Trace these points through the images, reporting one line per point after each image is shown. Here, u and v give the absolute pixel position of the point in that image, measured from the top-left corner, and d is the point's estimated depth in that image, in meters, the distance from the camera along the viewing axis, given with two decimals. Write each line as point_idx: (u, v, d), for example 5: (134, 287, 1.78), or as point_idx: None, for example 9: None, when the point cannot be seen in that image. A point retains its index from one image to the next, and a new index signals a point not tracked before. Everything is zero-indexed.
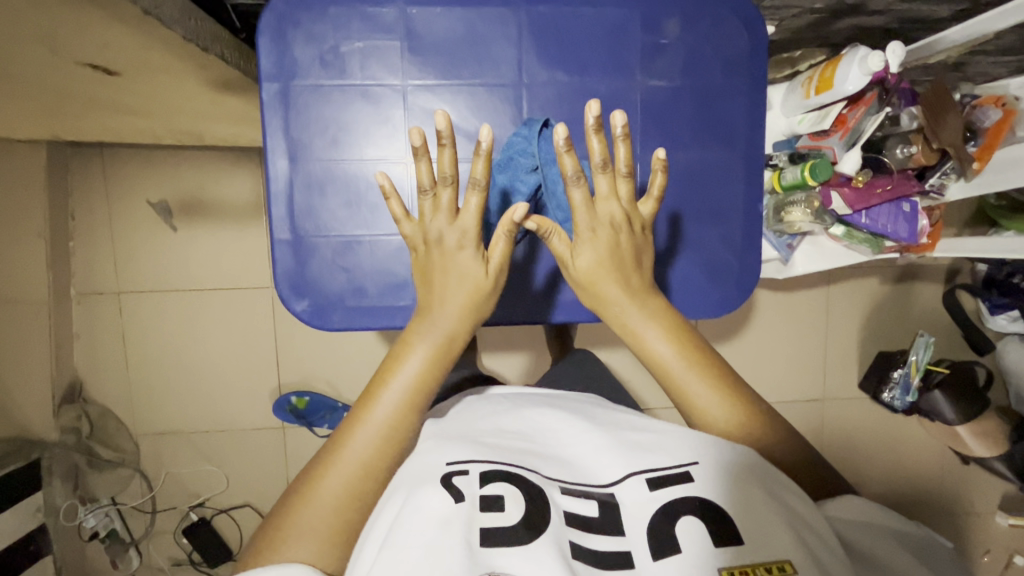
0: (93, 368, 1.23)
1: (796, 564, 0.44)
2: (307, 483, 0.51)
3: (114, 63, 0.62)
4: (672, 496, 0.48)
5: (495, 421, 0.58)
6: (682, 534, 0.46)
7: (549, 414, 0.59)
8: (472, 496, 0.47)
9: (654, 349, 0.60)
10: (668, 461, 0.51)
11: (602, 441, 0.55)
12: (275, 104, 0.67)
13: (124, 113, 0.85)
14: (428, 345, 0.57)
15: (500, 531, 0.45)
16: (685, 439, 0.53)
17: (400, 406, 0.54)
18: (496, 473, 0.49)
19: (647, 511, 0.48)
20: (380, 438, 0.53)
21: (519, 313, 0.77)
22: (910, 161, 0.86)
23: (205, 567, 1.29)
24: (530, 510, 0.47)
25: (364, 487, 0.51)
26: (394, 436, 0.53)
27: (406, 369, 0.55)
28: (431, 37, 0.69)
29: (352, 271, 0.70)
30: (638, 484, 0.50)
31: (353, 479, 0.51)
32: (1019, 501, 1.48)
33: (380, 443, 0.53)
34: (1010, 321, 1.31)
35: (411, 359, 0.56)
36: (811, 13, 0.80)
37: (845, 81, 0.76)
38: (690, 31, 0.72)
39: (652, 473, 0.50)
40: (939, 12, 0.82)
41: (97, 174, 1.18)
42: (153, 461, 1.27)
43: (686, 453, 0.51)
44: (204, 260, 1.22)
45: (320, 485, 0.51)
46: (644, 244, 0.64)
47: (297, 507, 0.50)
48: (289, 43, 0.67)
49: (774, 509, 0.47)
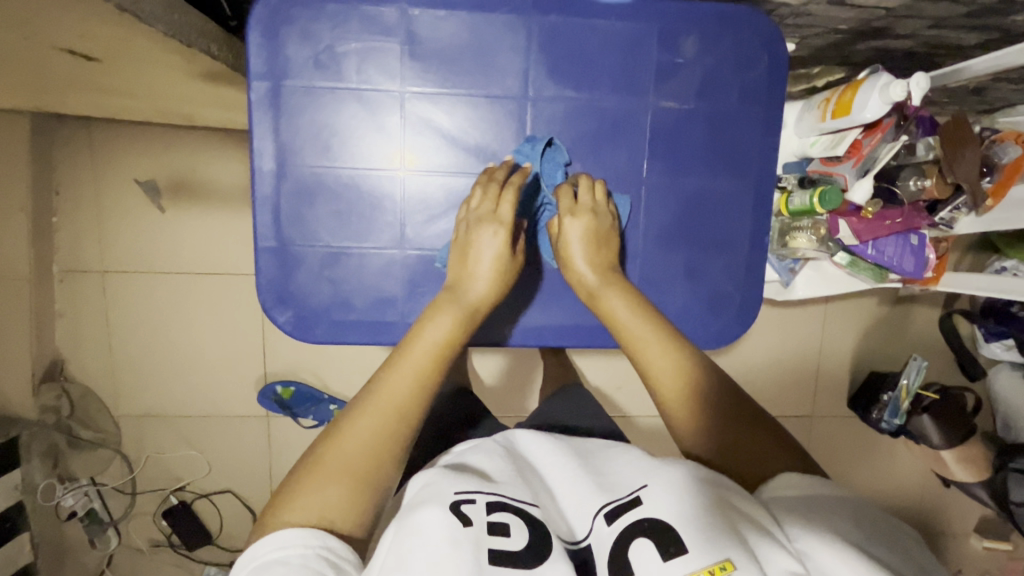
0: (74, 347, 1.21)
1: (735, 561, 0.40)
2: (336, 431, 0.50)
3: (92, 51, 0.59)
4: (629, 523, 0.46)
5: (486, 458, 0.53)
6: (637, 559, 0.44)
7: (538, 443, 0.57)
8: (480, 521, 0.45)
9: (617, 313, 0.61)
10: (620, 491, 0.49)
11: (581, 478, 0.52)
12: (265, 105, 0.64)
13: (108, 93, 0.81)
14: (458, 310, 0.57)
15: (510, 554, 0.43)
16: (635, 469, 0.51)
17: (433, 357, 0.53)
18: (502, 502, 0.47)
19: (605, 549, 0.46)
20: (415, 382, 0.52)
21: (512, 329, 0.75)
22: (922, 194, 0.83)
23: (183, 549, 1.29)
24: (535, 538, 0.45)
25: (395, 433, 0.50)
26: (428, 385, 0.52)
27: (434, 326, 0.55)
28: (434, 43, 0.65)
29: (339, 284, 0.67)
30: (599, 523, 0.48)
31: (384, 423, 0.50)
32: (995, 524, 1.50)
33: (410, 392, 0.51)
34: (1004, 349, 1.32)
35: (443, 317, 0.56)
36: (833, 33, 0.77)
37: (864, 108, 0.73)
38: (708, 51, 0.69)
39: (611, 505, 0.48)
40: (967, 40, 0.78)
41: (83, 149, 1.14)
42: (135, 443, 1.26)
43: (635, 479, 0.49)
44: (192, 243, 1.18)
45: (353, 427, 0.49)
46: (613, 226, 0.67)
47: (324, 455, 0.48)
48: (281, 42, 0.63)
49: (721, 517, 0.44)
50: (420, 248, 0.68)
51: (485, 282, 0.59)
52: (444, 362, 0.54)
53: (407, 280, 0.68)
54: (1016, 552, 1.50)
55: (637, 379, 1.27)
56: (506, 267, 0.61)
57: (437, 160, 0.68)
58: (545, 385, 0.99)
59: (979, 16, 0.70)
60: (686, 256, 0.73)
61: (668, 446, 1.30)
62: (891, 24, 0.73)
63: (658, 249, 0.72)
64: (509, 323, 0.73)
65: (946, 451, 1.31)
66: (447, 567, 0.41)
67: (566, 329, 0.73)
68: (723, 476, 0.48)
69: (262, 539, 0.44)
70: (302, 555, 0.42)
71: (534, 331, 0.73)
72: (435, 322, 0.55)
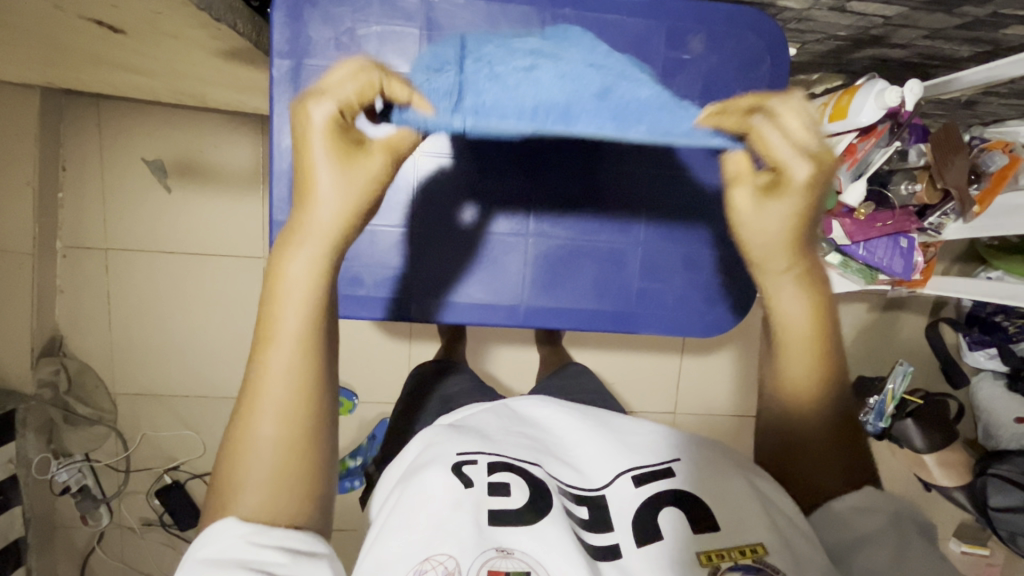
0: (75, 323, 1.21)
1: (768, 547, 0.45)
2: (220, 471, 0.39)
3: (121, 22, 0.60)
4: (657, 491, 0.49)
5: (496, 421, 0.55)
6: (664, 524, 0.47)
7: (550, 410, 0.57)
8: (481, 483, 0.47)
9: (784, 315, 0.50)
10: (651, 458, 0.52)
11: (596, 439, 0.54)
12: (286, 81, 0.66)
13: (126, 70, 0.82)
14: (317, 244, 0.42)
15: (509, 513, 0.45)
16: (659, 441, 0.54)
17: (301, 341, 0.41)
18: (503, 463, 0.49)
19: (629, 509, 0.48)
20: (288, 379, 0.40)
21: (502, 312, 0.74)
22: (913, 198, 0.87)
23: (174, 529, 1.30)
24: (535, 496, 0.47)
25: (298, 433, 0.40)
26: (310, 374, 0.41)
27: (291, 298, 0.41)
28: (453, 31, 0.68)
29: (350, 260, 0.70)
30: (625, 481, 0.50)
31: (283, 428, 0.40)
32: (974, 530, 1.54)
33: (297, 383, 0.40)
34: (987, 357, 1.37)
35: (301, 258, 0.42)
36: (833, 39, 0.80)
37: (859, 112, 0.77)
38: (714, 49, 0.71)
39: (638, 470, 0.51)
40: (960, 52, 0.81)
41: (92, 126, 1.15)
42: (131, 421, 1.26)
43: (667, 451, 0.53)
44: (197, 224, 1.19)
45: (237, 457, 0.39)
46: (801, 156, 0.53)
47: (220, 496, 0.39)
48: (305, 22, 0.65)
49: (748, 495, 0.48)
50: (412, 228, 0.71)
51: (335, 204, 0.43)
52: (315, 338, 0.41)
53: (400, 254, 0.71)
54: (992, 558, 1.53)
55: (632, 374, 1.30)
56: (368, 177, 0.44)
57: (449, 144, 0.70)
58: (542, 373, 1.01)
59: (971, 28, 0.73)
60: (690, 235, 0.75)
61: None
62: (888, 33, 0.76)
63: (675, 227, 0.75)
64: (512, 303, 0.73)
65: (926, 454, 1.35)
66: (451, 527, 0.43)
67: (566, 312, 0.74)
68: (744, 458, 0.53)
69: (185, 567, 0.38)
70: (231, 549, 0.37)
71: (538, 312, 0.74)
72: (287, 288, 0.41)
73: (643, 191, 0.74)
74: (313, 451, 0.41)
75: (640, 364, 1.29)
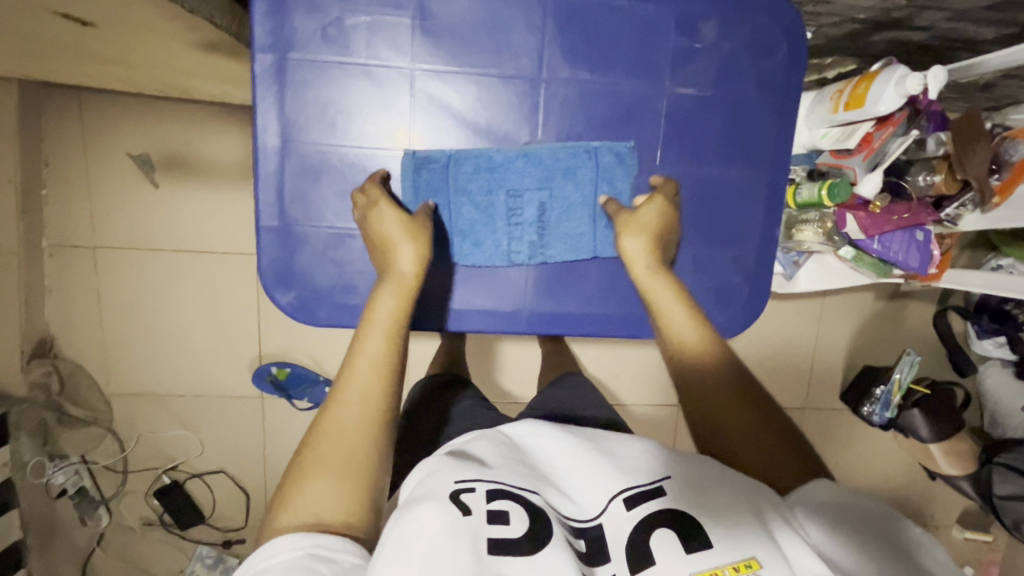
0: (66, 323, 1.18)
1: (760, 560, 0.42)
2: (315, 434, 0.50)
3: (90, 14, 0.56)
4: (645, 513, 0.47)
5: (494, 447, 0.52)
6: (656, 546, 0.44)
7: (548, 434, 0.55)
8: (480, 511, 0.45)
9: (675, 323, 0.60)
10: (640, 478, 0.49)
11: (587, 462, 0.51)
12: (269, 77, 0.61)
13: (104, 62, 0.78)
14: (395, 288, 0.58)
15: (511, 543, 0.43)
16: (653, 458, 0.52)
17: (388, 342, 0.55)
18: (502, 490, 0.47)
19: (623, 532, 0.46)
20: (376, 367, 0.53)
21: (501, 321, 0.70)
22: (931, 189, 0.84)
23: (175, 529, 1.29)
24: (535, 525, 0.45)
25: (374, 419, 0.51)
26: (389, 369, 0.54)
27: (380, 308, 0.56)
28: (447, 19, 0.63)
29: (343, 266, 0.66)
30: (616, 505, 0.48)
31: (365, 413, 0.51)
32: (976, 516, 1.54)
33: (379, 378, 0.53)
34: (995, 346, 1.34)
35: (384, 298, 0.57)
36: (851, 23, 0.75)
37: (878, 101, 0.72)
38: (726, 36, 0.67)
39: (630, 491, 0.48)
40: (985, 34, 0.77)
41: (73, 120, 1.10)
42: (127, 422, 1.24)
43: (657, 469, 0.50)
44: (187, 220, 1.16)
45: (331, 423, 0.50)
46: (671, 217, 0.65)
47: (315, 458, 0.49)
48: (288, 12, 0.60)
49: (733, 505, 0.46)
50: None
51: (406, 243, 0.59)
52: (397, 340, 0.55)
53: None
54: (994, 543, 1.54)
55: (635, 369, 1.27)
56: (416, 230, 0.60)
57: (444, 140, 0.66)
58: (544, 373, 0.99)
59: (1000, 9, 0.69)
60: (693, 248, 0.72)
61: (661, 436, 1.31)
62: (911, 14, 0.72)
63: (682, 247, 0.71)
64: (515, 309, 0.70)
65: (933, 444, 1.34)
66: (447, 557, 0.41)
67: (569, 316, 0.71)
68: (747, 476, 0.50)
69: (255, 550, 0.43)
70: (293, 558, 0.41)
71: (541, 318, 0.71)
72: (382, 304, 0.57)
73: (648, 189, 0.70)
74: (385, 429, 0.51)
75: (643, 358, 1.26)
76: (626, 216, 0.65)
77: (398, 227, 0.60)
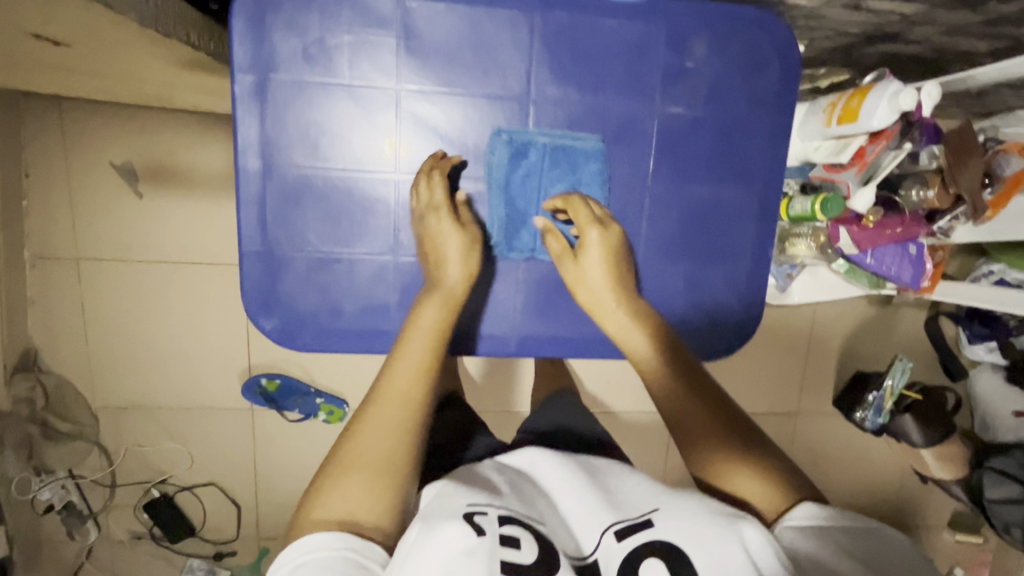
0: (50, 337, 1.16)
1: None
2: (351, 431, 0.50)
3: (60, 34, 0.54)
4: (637, 544, 0.46)
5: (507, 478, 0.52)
6: None
7: (554, 464, 0.55)
8: (492, 531, 0.44)
9: (633, 347, 0.60)
10: (631, 512, 0.49)
11: (585, 492, 0.51)
12: (249, 98, 0.60)
13: (81, 75, 0.76)
14: (443, 298, 0.58)
15: (522, 568, 0.42)
16: (647, 492, 0.51)
17: (432, 343, 0.55)
18: (513, 516, 0.46)
19: (616, 564, 0.46)
20: (417, 371, 0.53)
21: (495, 346, 0.70)
22: (923, 204, 0.82)
23: (166, 542, 1.28)
24: (544, 553, 0.44)
25: (408, 419, 0.51)
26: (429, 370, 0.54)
27: (425, 316, 0.57)
28: (432, 38, 0.62)
29: (328, 290, 0.65)
30: (608, 540, 0.47)
31: (400, 411, 0.51)
32: (967, 518, 1.55)
33: (417, 378, 0.53)
34: (987, 350, 1.36)
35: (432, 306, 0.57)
36: (843, 36, 0.74)
37: (871, 115, 0.71)
38: (718, 54, 0.66)
39: (621, 523, 0.48)
40: (978, 47, 0.76)
41: (53, 130, 1.07)
42: (114, 435, 1.22)
43: (647, 502, 0.49)
44: (172, 231, 1.14)
45: (367, 422, 0.50)
46: (619, 242, 0.64)
47: (348, 453, 0.49)
48: (267, 31, 0.59)
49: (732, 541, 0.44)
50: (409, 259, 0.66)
51: (458, 262, 0.60)
52: (441, 348, 0.56)
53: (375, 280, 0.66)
54: (985, 545, 1.55)
55: (628, 377, 1.27)
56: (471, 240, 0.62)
57: None
58: (536, 386, 0.98)
59: (994, 24, 0.68)
60: (690, 269, 0.72)
61: (655, 444, 1.30)
62: (905, 28, 0.71)
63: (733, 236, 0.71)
64: (507, 335, 0.70)
65: (924, 449, 1.33)
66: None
67: (560, 339, 0.71)
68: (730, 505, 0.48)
69: (288, 546, 0.44)
70: (327, 556, 0.42)
71: (532, 341, 0.71)
72: (428, 310, 0.57)
73: (637, 205, 0.69)
74: (418, 435, 0.51)
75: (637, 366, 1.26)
76: (570, 262, 0.64)
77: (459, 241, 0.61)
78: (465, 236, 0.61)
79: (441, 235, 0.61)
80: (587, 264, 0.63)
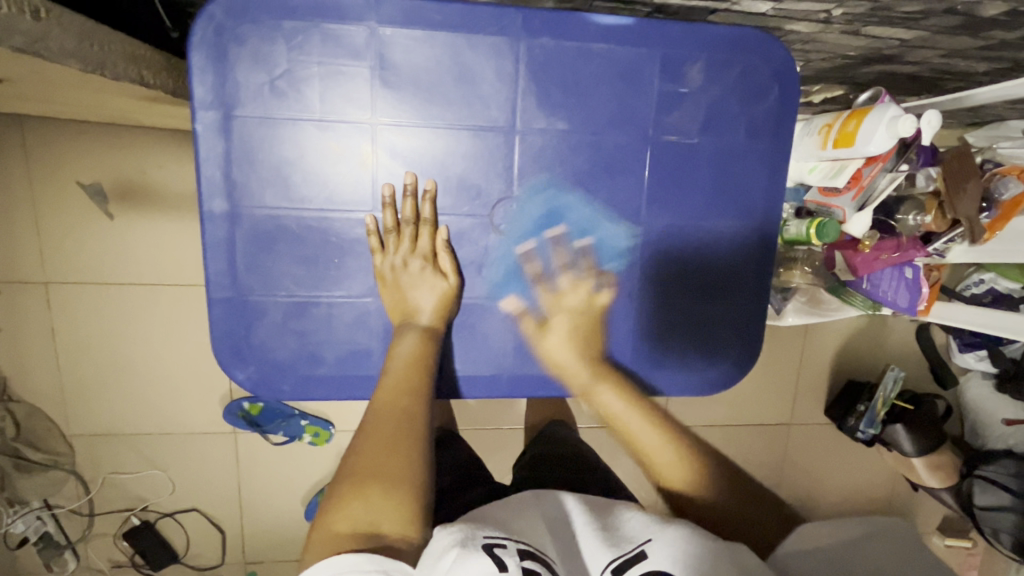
0: (19, 364, 1.11)
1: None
2: (358, 449, 0.52)
3: (10, 70, 0.50)
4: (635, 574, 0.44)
5: (512, 514, 0.52)
6: None
7: (565, 504, 0.54)
8: (514, 565, 0.42)
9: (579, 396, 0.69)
10: (627, 544, 0.48)
11: (587, 532, 0.50)
12: (214, 135, 0.60)
13: (39, 101, 0.71)
14: (419, 328, 0.64)
15: None
16: (642, 525, 0.50)
17: (416, 364, 0.60)
18: (532, 552, 0.45)
19: None
20: (405, 388, 0.57)
21: (492, 387, 0.71)
22: (921, 228, 0.80)
23: (147, 569, 1.24)
24: None
25: (409, 428, 0.54)
26: (416, 384, 0.58)
27: (403, 347, 0.62)
28: (410, 70, 0.62)
29: (305, 336, 0.67)
30: None
31: (398, 422, 0.54)
32: (958, 522, 1.55)
33: (404, 392, 0.57)
34: (976, 359, 1.33)
35: (409, 337, 0.63)
36: (840, 58, 0.72)
37: (868, 140, 0.69)
38: (714, 80, 0.65)
39: (618, 559, 0.46)
40: (976, 68, 0.74)
41: (15, 149, 1.02)
42: (91, 463, 1.18)
43: (640, 534, 0.49)
44: (145, 253, 1.09)
45: (371, 436, 0.52)
46: (601, 316, 0.70)
47: (359, 466, 0.50)
48: (232, 65, 0.59)
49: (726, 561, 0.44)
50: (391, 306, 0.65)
51: (430, 294, 0.65)
52: (424, 368, 0.60)
53: (356, 323, 0.67)
54: (974, 548, 1.56)
55: None
56: (446, 290, 0.66)
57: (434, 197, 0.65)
58: None
59: (995, 49, 0.66)
60: (691, 304, 0.72)
61: None
62: (902, 52, 0.69)
63: (735, 260, 0.71)
64: (501, 373, 0.71)
65: (916, 458, 1.32)
66: None
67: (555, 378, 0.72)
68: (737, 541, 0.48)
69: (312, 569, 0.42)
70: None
71: (524, 380, 0.71)
72: (405, 342, 0.62)
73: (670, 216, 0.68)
74: (423, 445, 0.53)
75: None
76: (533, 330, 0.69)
77: (433, 295, 0.65)
78: (449, 291, 0.66)
79: (420, 288, 0.65)
80: (554, 344, 0.69)
